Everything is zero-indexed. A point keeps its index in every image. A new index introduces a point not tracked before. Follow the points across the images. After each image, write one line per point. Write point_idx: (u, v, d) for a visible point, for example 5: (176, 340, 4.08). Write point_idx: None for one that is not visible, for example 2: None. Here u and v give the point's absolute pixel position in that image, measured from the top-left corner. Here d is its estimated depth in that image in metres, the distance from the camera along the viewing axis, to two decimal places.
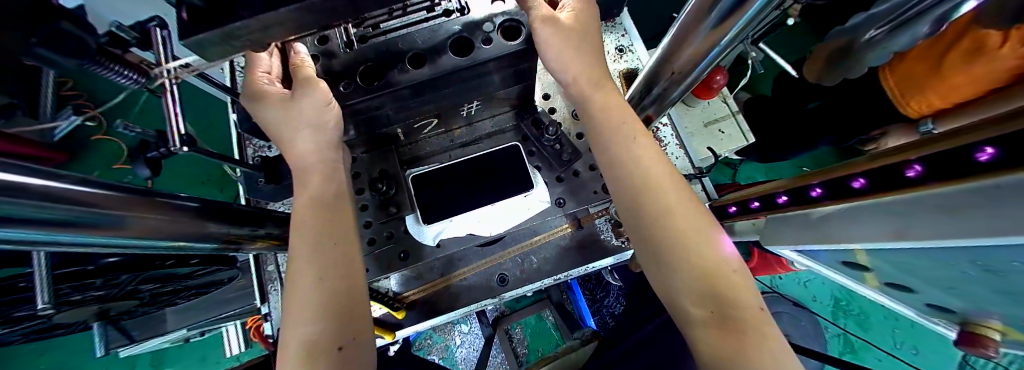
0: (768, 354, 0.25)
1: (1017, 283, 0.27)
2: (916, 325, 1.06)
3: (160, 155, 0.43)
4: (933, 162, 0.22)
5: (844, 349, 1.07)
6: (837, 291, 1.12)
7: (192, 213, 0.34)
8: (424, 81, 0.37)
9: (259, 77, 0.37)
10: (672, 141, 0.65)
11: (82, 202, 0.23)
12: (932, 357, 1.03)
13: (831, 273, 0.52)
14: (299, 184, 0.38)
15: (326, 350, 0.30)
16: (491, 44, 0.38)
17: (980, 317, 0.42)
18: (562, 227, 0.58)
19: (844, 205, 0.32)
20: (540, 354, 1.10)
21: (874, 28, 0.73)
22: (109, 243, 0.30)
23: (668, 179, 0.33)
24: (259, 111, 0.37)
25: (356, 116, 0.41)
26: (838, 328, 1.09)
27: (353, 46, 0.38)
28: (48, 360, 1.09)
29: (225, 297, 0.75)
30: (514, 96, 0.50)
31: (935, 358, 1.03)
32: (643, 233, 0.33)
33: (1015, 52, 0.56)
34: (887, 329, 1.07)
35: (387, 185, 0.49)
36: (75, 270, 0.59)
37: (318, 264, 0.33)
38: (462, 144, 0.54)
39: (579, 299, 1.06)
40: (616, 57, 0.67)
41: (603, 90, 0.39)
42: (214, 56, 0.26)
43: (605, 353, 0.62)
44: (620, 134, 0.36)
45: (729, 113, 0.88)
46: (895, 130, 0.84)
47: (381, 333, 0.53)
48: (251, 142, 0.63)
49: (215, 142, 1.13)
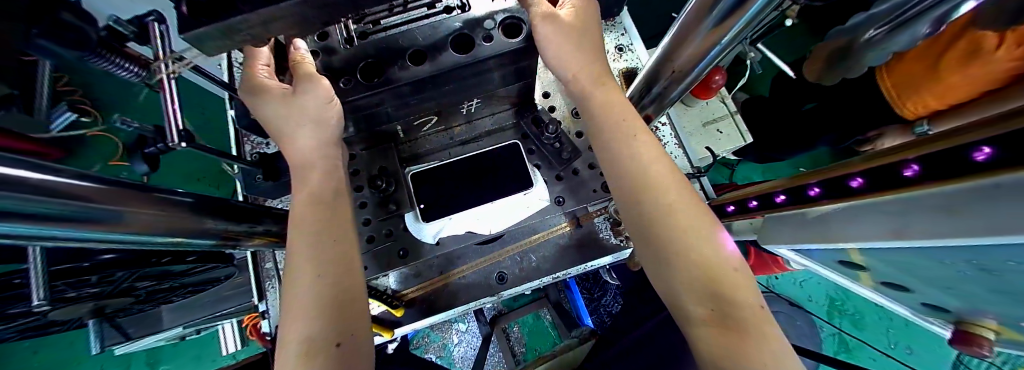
0: (768, 353, 0.25)
1: (1012, 282, 0.27)
2: (910, 325, 1.07)
3: (157, 150, 0.43)
4: (931, 161, 0.22)
5: (839, 348, 1.08)
6: (833, 291, 1.13)
7: (188, 208, 0.34)
8: (424, 78, 0.37)
9: (259, 70, 0.36)
10: (671, 141, 0.65)
11: (79, 197, 0.23)
12: (926, 356, 1.04)
13: (829, 272, 0.52)
14: (298, 180, 0.38)
15: (325, 347, 0.30)
16: (492, 41, 0.37)
17: (976, 317, 0.42)
18: (561, 225, 0.58)
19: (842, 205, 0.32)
20: (537, 353, 1.10)
21: (874, 28, 0.72)
22: (106, 238, 0.29)
23: (668, 177, 0.33)
24: (258, 106, 0.37)
25: (356, 113, 0.40)
26: (834, 328, 1.09)
27: (352, 42, 0.38)
28: (43, 358, 1.08)
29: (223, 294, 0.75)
30: (514, 94, 0.50)
31: (929, 357, 1.04)
32: (644, 232, 0.33)
33: (1010, 54, 0.57)
34: (881, 328, 1.08)
35: (386, 182, 0.48)
36: (69, 267, 0.58)
37: (317, 262, 0.33)
38: (462, 141, 0.54)
39: (576, 298, 1.06)
40: (615, 56, 0.67)
41: (604, 89, 0.39)
42: (213, 50, 0.26)
43: (602, 352, 0.63)
44: (620, 132, 0.36)
45: (728, 113, 0.88)
46: (892, 131, 0.85)
47: (380, 331, 0.53)
48: (249, 139, 0.63)
49: (212, 138, 1.12)
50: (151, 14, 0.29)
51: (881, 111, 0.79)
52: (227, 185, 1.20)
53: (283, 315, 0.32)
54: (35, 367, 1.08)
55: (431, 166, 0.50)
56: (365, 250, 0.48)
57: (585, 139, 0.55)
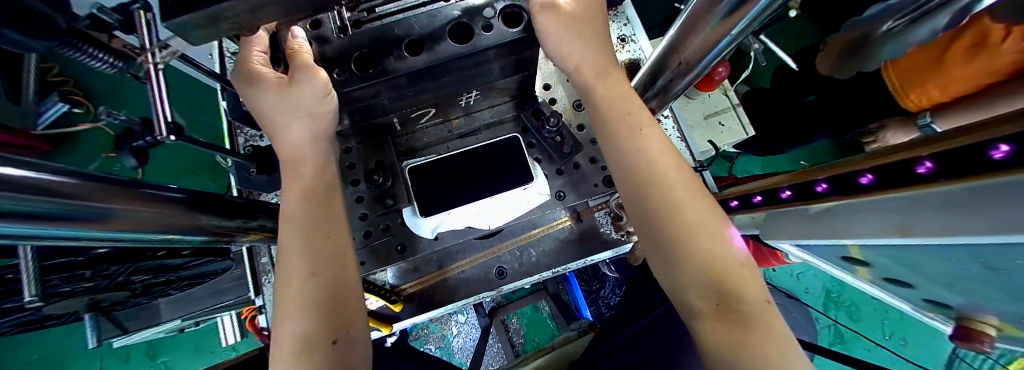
0: (774, 348, 0.25)
1: (1017, 280, 0.27)
2: (905, 318, 1.09)
3: (146, 144, 0.42)
4: (944, 158, 0.21)
5: (833, 339, 1.10)
6: (829, 283, 1.14)
7: (180, 204, 0.33)
8: (420, 69, 0.36)
9: (254, 57, 0.35)
10: (673, 134, 0.65)
11: (68, 194, 0.22)
12: (919, 348, 1.07)
13: (829, 268, 0.53)
14: (291, 175, 0.37)
15: (320, 345, 0.29)
16: (492, 30, 0.36)
17: (977, 313, 0.43)
18: (562, 220, 0.57)
19: (849, 202, 0.32)
20: (536, 344, 1.11)
21: (892, 20, 0.68)
22: (97, 237, 0.28)
23: (676, 172, 0.33)
24: (252, 96, 0.36)
25: (350, 105, 0.39)
26: (829, 319, 1.11)
27: (347, 32, 0.35)
28: (42, 350, 1.09)
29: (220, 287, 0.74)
30: (514, 85, 0.48)
31: (922, 349, 1.07)
32: (649, 226, 0.32)
33: (1015, 47, 0.58)
34: (876, 320, 1.10)
35: (383, 177, 0.47)
36: (64, 261, 0.58)
37: (310, 259, 0.32)
38: (461, 134, 0.53)
39: (574, 290, 1.07)
40: (619, 47, 0.66)
41: (607, 81, 0.38)
42: (198, 39, 0.25)
43: (602, 344, 0.63)
44: (627, 124, 0.35)
45: (730, 106, 0.87)
46: (895, 123, 0.84)
47: (378, 326, 0.53)
48: (242, 131, 0.61)
49: (203, 131, 1.09)
50: (137, 2, 0.28)
51: (883, 104, 0.79)
52: (222, 177, 1.18)
53: (277, 313, 0.31)
54: (35, 359, 1.08)
55: (428, 159, 0.49)
56: (360, 246, 0.48)
57: (587, 132, 0.54)
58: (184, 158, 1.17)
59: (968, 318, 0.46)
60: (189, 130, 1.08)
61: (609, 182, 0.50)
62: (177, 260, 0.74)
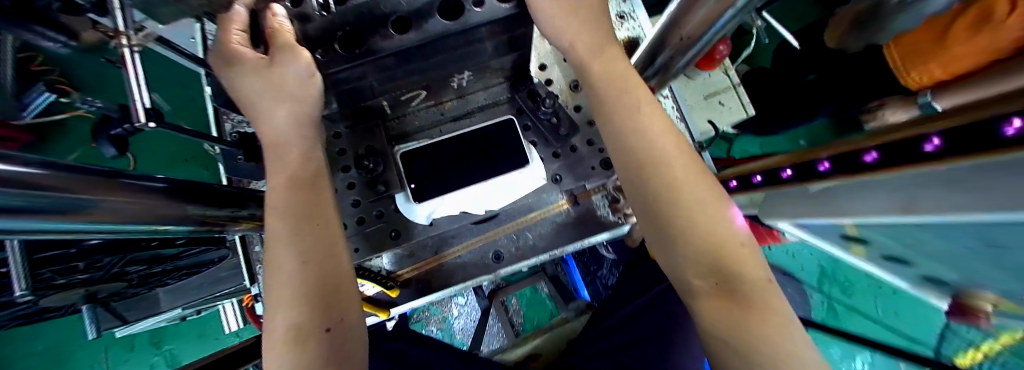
0: (768, 325, 0.25)
1: (1011, 256, 0.27)
2: (898, 292, 1.12)
3: (125, 132, 0.40)
4: (951, 136, 0.20)
5: (828, 314, 1.13)
6: (822, 260, 1.16)
7: (162, 194, 0.32)
8: (410, 48, 0.34)
9: (232, 35, 0.32)
10: (672, 114, 0.63)
11: (46, 187, 0.21)
12: (910, 321, 1.10)
13: (826, 247, 0.53)
14: (277, 163, 0.35)
15: (314, 332, 0.29)
16: (484, 5, 0.34)
17: (973, 289, 0.43)
18: (560, 203, 0.56)
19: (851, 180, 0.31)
20: (535, 324, 1.14)
21: None
22: (78, 231, 0.27)
23: (677, 153, 0.32)
24: (234, 79, 0.34)
25: (337, 87, 0.37)
26: (823, 295, 1.14)
27: (329, 10, 0.32)
28: (48, 340, 1.11)
29: (218, 277, 0.74)
30: (508, 66, 0.47)
31: (912, 322, 1.10)
32: (648, 207, 0.31)
33: (1018, 24, 0.55)
34: (869, 295, 1.14)
35: (373, 162, 0.45)
36: (56, 254, 0.59)
37: (301, 248, 0.32)
38: (453, 117, 0.51)
39: (573, 271, 1.11)
40: (617, 25, 0.63)
41: (604, 58, 0.36)
42: (162, 15, 0.23)
43: (600, 323, 0.64)
44: (626, 103, 0.34)
45: (730, 85, 0.85)
46: (896, 101, 0.82)
47: (375, 311, 0.53)
48: (228, 117, 0.59)
49: (191, 118, 1.06)
50: None
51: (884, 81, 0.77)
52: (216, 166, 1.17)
53: (272, 303, 0.31)
54: (42, 350, 1.10)
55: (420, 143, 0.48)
56: (353, 233, 0.47)
57: (583, 114, 0.53)
58: (173, 147, 1.14)
59: (960, 292, 0.48)
60: (174, 118, 1.04)
61: (606, 164, 0.49)
62: (172, 250, 0.73)
